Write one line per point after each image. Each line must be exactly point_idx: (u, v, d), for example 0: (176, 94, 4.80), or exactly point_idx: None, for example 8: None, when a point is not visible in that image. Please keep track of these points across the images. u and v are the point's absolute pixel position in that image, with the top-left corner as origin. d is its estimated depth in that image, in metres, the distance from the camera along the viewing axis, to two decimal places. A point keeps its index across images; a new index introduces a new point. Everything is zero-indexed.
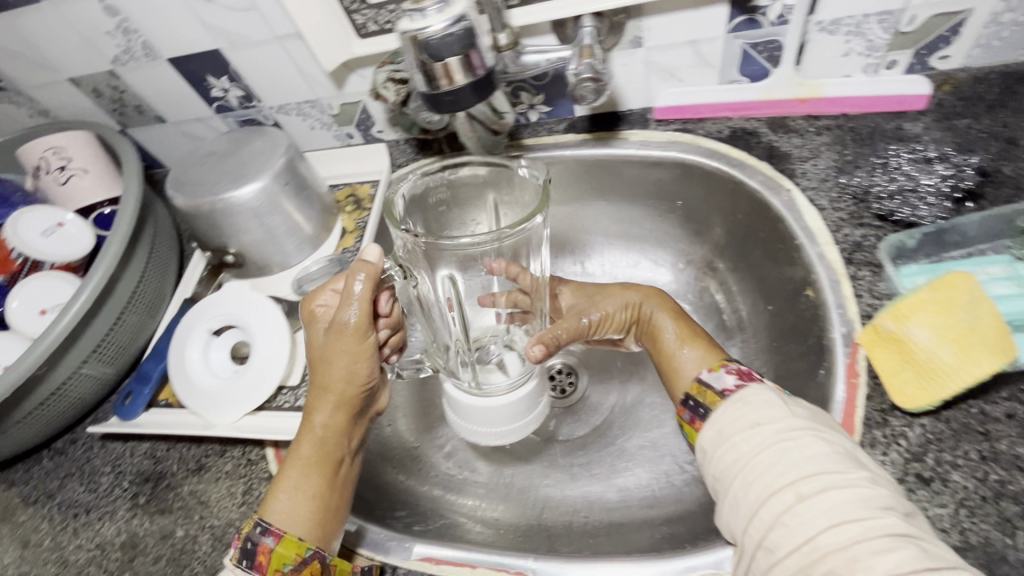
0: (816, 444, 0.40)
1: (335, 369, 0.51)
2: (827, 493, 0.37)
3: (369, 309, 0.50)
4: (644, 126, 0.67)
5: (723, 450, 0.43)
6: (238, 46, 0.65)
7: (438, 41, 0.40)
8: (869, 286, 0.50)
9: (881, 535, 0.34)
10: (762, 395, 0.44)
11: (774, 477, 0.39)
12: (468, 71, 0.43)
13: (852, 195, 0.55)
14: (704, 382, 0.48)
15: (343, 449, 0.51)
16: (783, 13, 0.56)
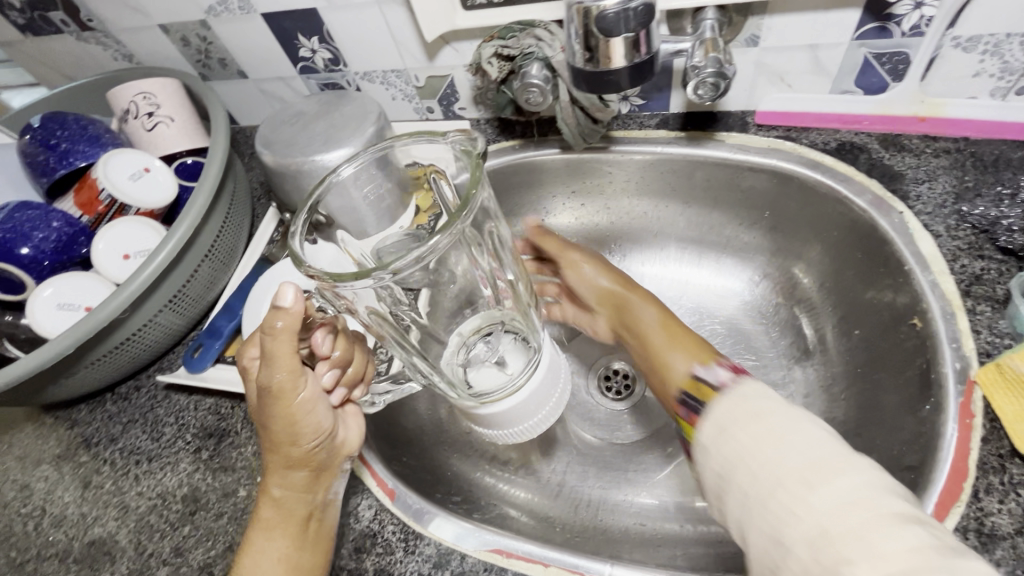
0: (816, 430, 0.37)
1: (277, 432, 0.45)
2: (834, 480, 0.34)
3: (294, 365, 0.44)
4: (744, 130, 0.64)
5: (719, 438, 0.40)
6: (335, 6, 0.63)
7: (612, 16, 0.38)
8: (988, 322, 0.47)
9: (895, 520, 0.31)
10: (756, 385, 0.42)
11: (781, 465, 0.36)
12: (632, 52, 0.41)
13: (973, 225, 0.52)
14: (699, 377, 0.46)
15: (308, 504, 0.47)
16: (920, 23, 0.52)
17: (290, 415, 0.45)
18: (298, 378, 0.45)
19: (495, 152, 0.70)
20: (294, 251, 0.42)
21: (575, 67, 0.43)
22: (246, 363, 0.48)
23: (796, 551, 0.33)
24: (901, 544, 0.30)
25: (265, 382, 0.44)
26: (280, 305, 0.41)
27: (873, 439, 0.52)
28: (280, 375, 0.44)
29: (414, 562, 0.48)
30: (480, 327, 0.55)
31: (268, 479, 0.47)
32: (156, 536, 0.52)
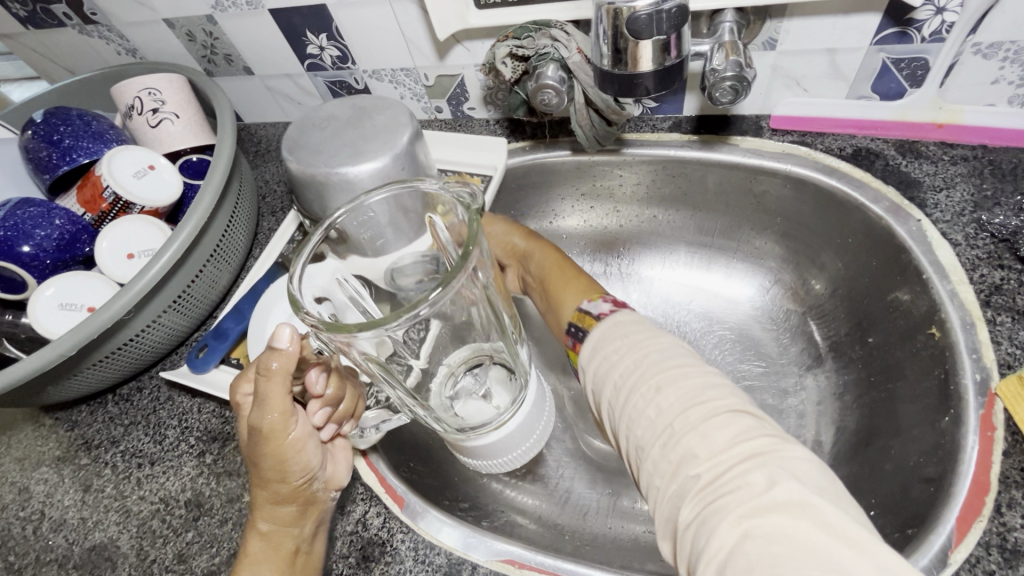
0: (670, 343, 0.41)
1: (265, 469, 0.43)
2: (681, 382, 0.38)
3: (284, 405, 0.41)
4: (758, 134, 0.63)
5: (595, 358, 0.44)
6: (345, 3, 0.62)
7: (645, 19, 0.37)
8: (1008, 333, 0.46)
9: (731, 415, 0.35)
10: (630, 313, 0.46)
11: (641, 376, 0.39)
12: (662, 55, 0.40)
13: (993, 234, 0.52)
14: (584, 309, 0.50)
15: (295, 539, 0.44)
16: (940, 29, 0.52)
17: (279, 454, 0.42)
18: (290, 418, 0.42)
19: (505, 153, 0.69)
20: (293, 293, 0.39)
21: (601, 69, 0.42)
22: (239, 399, 0.45)
23: (651, 448, 0.37)
24: (731, 435, 0.34)
25: (255, 422, 0.41)
26: (276, 345, 0.40)
27: (887, 449, 0.52)
28: (271, 416, 0.41)
29: (424, 571, 0.47)
30: (467, 359, 0.53)
31: (255, 514, 0.45)
32: (158, 542, 0.51)
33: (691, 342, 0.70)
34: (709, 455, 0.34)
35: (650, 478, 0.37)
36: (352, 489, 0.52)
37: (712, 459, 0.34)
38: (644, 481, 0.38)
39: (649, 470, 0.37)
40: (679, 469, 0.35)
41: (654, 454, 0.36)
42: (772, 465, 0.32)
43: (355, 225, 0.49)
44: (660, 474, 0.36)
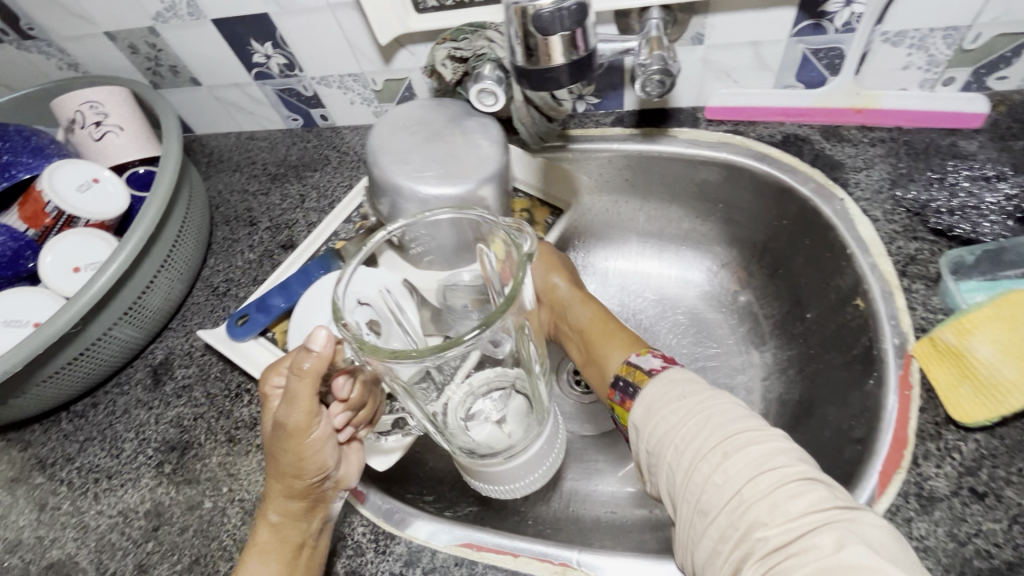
0: (734, 409, 0.42)
1: (285, 463, 0.44)
2: (748, 449, 0.38)
3: (311, 404, 0.43)
4: (695, 125, 0.66)
5: (651, 422, 0.44)
6: (287, 11, 0.62)
7: (548, 15, 0.39)
8: (923, 299, 0.50)
9: (800, 483, 0.36)
10: (684, 372, 0.46)
11: (704, 440, 0.40)
12: (570, 50, 0.42)
13: (908, 208, 0.55)
14: (634, 364, 0.50)
15: (303, 533, 0.45)
16: (851, 20, 0.55)
17: (299, 451, 0.44)
18: (313, 418, 0.43)
19: None
20: (335, 301, 0.39)
21: (516, 66, 0.44)
22: (269, 391, 0.47)
23: (716, 513, 0.37)
24: (800, 502, 0.35)
25: (282, 418, 0.43)
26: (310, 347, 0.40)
27: (824, 416, 0.55)
28: (295, 414, 0.43)
29: (385, 561, 0.48)
30: (490, 381, 0.51)
31: (268, 505, 0.46)
32: (118, 555, 0.51)
33: (646, 329, 0.73)
34: (777, 521, 0.35)
35: (711, 542, 0.37)
36: None
37: (781, 525, 0.35)
38: (702, 546, 0.38)
39: (710, 535, 0.37)
40: (748, 534, 0.36)
41: (719, 520, 0.37)
42: (844, 532, 0.33)
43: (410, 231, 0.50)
44: (722, 539, 0.37)
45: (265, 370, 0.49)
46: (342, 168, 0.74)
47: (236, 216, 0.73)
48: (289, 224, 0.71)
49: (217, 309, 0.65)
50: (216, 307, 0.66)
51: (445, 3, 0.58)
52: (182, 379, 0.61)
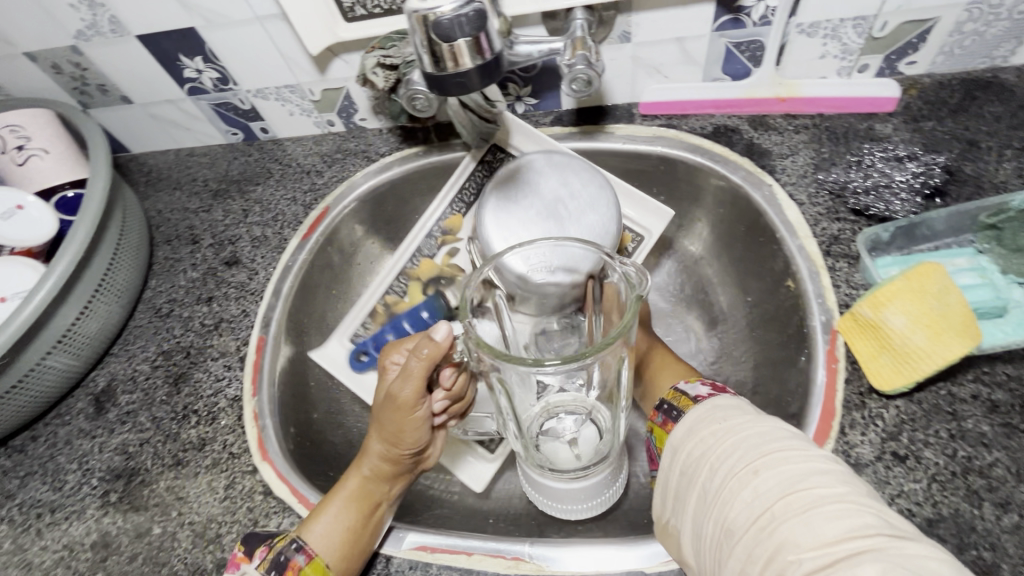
0: (776, 428, 0.38)
1: (386, 429, 0.49)
2: (783, 467, 0.35)
3: (422, 387, 0.46)
4: (630, 121, 0.68)
5: (687, 449, 0.41)
6: (213, 25, 0.61)
7: (449, 22, 0.40)
8: (846, 277, 0.52)
9: (839, 504, 0.32)
10: (732, 399, 0.43)
11: (738, 459, 0.37)
12: (476, 54, 0.43)
13: (829, 191, 0.58)
14: (681, 389, 0.47)
15: (383, 494, 0.50)
16: (766, 14, 0.57)
17: (400, 424, 0.48)
18: (419, 399, 0.47)
19: (399, 159, 0.70)
20: (460, 302, 0.41)
21: (425, 73, 0.44)
22: (388, 364, 0.52)
23: (741, 533, 0.34)
24: (836, 524, 0.31)
25: (394, 391, 0.47)
26: (434, 335, 0.44)
27: (767, 395, 0.57)
28: (407, 391, 0.46)
29: None
30: (570, 404, 0.50)
31: (363, 457, 0.51)
32: None
33: None
34: (809, 543, 0.31)
35: (735, 565, 0.34)
36: (263, 503, 0.52)
37: (813, 547, 0.31)
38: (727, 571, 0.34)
39: (736, 558, 0.34)
40: (775, 557, 0.32)
41: (744, 542, 0.33)
42: (886, 560, 0.29)
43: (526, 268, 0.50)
44: (749, 561, 0.33)
45: (387, 347, 0.54)
46: (284, 180, 0.73)
47: (178, 234, 0.72)
48: (232, 239, 0.70)
49: (160, 331, 0.64)
50: (159, 329, 0.64)
51: (375, 11, 0.58)
52: (126, 406, 0.59)
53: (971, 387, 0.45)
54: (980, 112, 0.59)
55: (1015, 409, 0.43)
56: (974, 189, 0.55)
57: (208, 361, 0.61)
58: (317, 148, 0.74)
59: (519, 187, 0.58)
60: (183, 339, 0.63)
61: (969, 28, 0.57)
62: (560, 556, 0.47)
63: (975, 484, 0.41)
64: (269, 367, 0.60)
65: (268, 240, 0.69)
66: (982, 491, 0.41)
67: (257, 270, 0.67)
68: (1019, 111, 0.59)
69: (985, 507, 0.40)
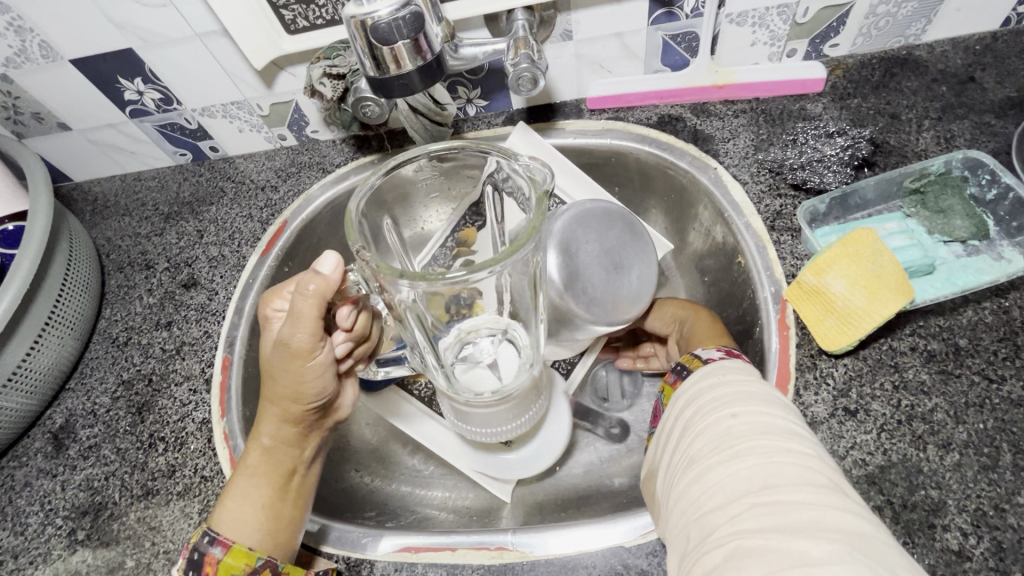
0: (773, 394, 0.39)
1: (282, 385, 0.48)
2: (763, 419, 0.36)
3: (317, 329, 0.46)
4: (579, 116, 0.69)
5: (687, 393, 0.42)
6: (152, 45, 0.60)
7: (386, 26, 0.41)
8: (790, 249, 0.56)
9: (804, 465, 0.33)
10: (745, 363, 0.42)
11: (721, 405, 0.38)
12: (416, 56, 0.44)
13: (769, 169, 0.61)
14: (695, 352, 0.47)
15: (294, 459, 0.51)
16: (697, 6, 0.59)
17: (299, 374, 0.47)
18: (316, 344, 0.47)
19: (354, 169, 0.70)
20: (349, 223, 0.44)
21: (369, 78, 0.45)
22: (270, 314, 0.53)
23: (700, 462, 0.35)
24: (794, 478, 0.32)
25: (286, 339, 0.46)
26: (321, 269, 0.44)
27: None
28: (302, 335, 0.46)
29: None
30: (482, 328, 0.51)
31: (261, 427, 0.50)
32: None
33: None
34: (760, 483, 0.32)
35: (684, 487, 0.36)
36: None
37: (757, 488, 0.32)
38: (675, 493, 0.36)
39: (685, 483, 0.36)
40: (720, 490, 0.33)
41: (700, 469, 0.35)
42: (823, 516, 0.30)
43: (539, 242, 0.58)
44: (695, 487, 0.35)
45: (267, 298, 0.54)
46: (238, 198, 0.72)
47: (130, 261, 0.70)
48: (188, 261, 0.68)
49: (118, 360, 0.62)
50: (117, 359, 0.62)
51: (317, 22, 0.58)
52: (87, 440, 0.57)
53: (909, 341, 0.48)
54: (899, 87, 0.64)
55: (949, 356, 0.47)
56: (898, 159, 0.59)
57: (172, 386, 0.60)
58: (269, 163, 0.73)
59: (606, 218, 0.59)
60: (143, 366, 0.61)
61: (882, 10, 0.61)
62: (543, 542, 0.48)
63: (919, 429, 0.44)
64: (237, 386, 0.59)
65: (226, 258, 0.68)
66: (926, 435, 0.44)
67: (217, 290, 0.65)
68: (933, 84, 0.63)
69: (930, 450, 0.44)
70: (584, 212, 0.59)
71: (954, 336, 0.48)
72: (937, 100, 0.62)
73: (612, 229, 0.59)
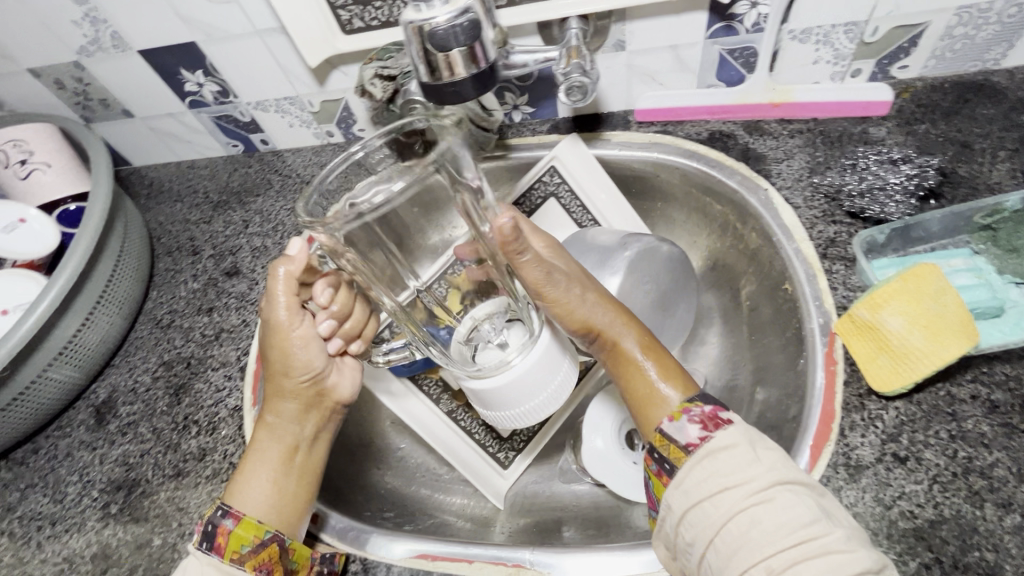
0: (790, 511, 0.36)
1: (274, 361, 0.52)
2: (802, 564, 0.34)
3: (296, 306, 0.51)
4: (626, 128, 0.68)
5: (689, 517, 0.38)
6: (214, 39, 0.62)
7: (444, 32, 0.41)
8: (843, 279, 0.53)
9: None
10: (727, 441, 0.39)
11: (745, 553, 0.35)
12: (470, 63, 0.43)
13: (825, 194, 0.58)
14: (666, 433, 0.42)
15: (295, 435, 0.51)
16: (759, 21, 0.57)
17: (286, 347, 0.51)
18: (294, 318, 0.51)
19: None
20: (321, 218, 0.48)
21: (421, 83, 0.45)
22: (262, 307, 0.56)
23: None
24: None
25: (268, 315, 0.51)
26: (287, 253, 0.50)
27: (768, 398, 0.57)
28: (281, 312, 0.51)
29: None
30: (490, 311, 0.59)
31: (265, 408, 0.52)
32: None
33: None
34: None
35: None
36: None
37: None
38: None
39: None
40: None
41: None
42: None
43: (609, 261, 0.58)
44: None
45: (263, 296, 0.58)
46: (284, 192, 0.73)
47: (179, 246, 0.72)
48: (232, 250, 0.70)
49: (161, 341, 0.64)
50: (160, 339, 0.65)
51: (372, 23, 0.58)
52: (126, 417, 0.60)
53: (970, 388, 0.45)
54: (973, 114, 0.60)
55: (1015, 409, 0.43)
56: (969, 191, 0.55)
57: (209, 371, 0.61)
58: (316, 159, 0.75)
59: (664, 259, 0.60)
60: (184, 349, 0.63)
61: (959, 32, 0.58)
62: (561, 563, 0.48)
63: (977, 485, 0.41)
64: None
65: (269, 250, 0.69)
66: (984, 492, 0.41)
67: (258, 280, 0.67)
68: (1011, 113, 0.59)
69: (989, 509, 0.40)
70: (654, 250, 0.59)
71: (1022, 387, 0.44)
72: (1015, 130, 0.58)
73: (670, 272, 0.60)
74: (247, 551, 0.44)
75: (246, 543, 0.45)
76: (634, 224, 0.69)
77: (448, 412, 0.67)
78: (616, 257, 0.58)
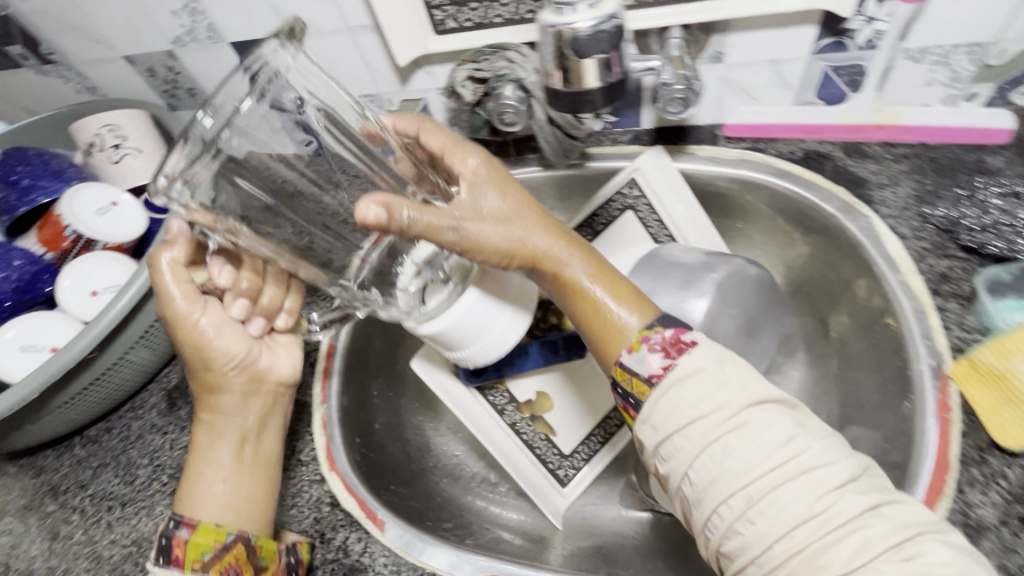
0: (762, 433, 0.37)
1: (189, 356, 0.49)
2: (781, 487, 0.35)
3: (193, 293, 0.48)
4: (713, 142, 0.65)
5: (665, 448, 0.39)
6: (305, 33, 0.62)
7: (586, 38, 0.41)
8: (957, 319, 0.49)
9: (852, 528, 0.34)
10: (693, 365, 0.39)
11: (721, 485, 0.36)
12: (605, 70, 0.44)
13: (937, 226, 0.54)
14: (627, 366, 0.41)
15: (240, 427, 0.50)
16: (873, 38, 0.54)
17: (197, 338, 0.48)
18: (193, 307, 0.48)
19: None
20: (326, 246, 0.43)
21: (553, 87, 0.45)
22: None
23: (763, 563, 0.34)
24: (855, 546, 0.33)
25: (163, 311, 0.47)
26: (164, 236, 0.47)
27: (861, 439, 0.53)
28: (178, 302, 0.47)
29: None
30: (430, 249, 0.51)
31: (200, 407, 0.50)
32: None
33: None
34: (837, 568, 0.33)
35: None
36: (331, 515, 0.52)
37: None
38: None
39: None
40: None
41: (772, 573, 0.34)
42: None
43: (696, 281, 0.56)
44: None
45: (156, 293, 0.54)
46: None
47: None
48: None
49: None
50: None
51: (465, 25, 0.58)
52: None
53: None
54: None
55: None
56: None
57: None
58: None
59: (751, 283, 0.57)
60: None
61: None
62: None
63: None
64: (340, 373, 0.61)
65: None
66: None
67: None
68: None
69: None
70: (742, 274, 0.57)
71: None
72: None
73: (756, 297, 0.58)
74: (209, 557, 0.44)
75: (207, 550, 0.44)
76: (714, 242, 0.66)
77: (510, 423, 0.65)
78: (703, 278, 0.56)
